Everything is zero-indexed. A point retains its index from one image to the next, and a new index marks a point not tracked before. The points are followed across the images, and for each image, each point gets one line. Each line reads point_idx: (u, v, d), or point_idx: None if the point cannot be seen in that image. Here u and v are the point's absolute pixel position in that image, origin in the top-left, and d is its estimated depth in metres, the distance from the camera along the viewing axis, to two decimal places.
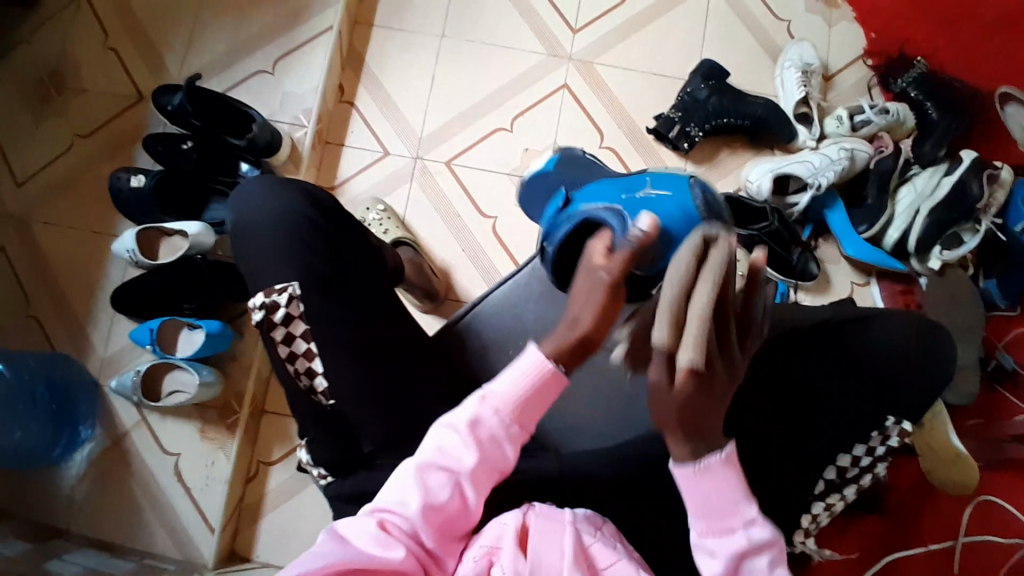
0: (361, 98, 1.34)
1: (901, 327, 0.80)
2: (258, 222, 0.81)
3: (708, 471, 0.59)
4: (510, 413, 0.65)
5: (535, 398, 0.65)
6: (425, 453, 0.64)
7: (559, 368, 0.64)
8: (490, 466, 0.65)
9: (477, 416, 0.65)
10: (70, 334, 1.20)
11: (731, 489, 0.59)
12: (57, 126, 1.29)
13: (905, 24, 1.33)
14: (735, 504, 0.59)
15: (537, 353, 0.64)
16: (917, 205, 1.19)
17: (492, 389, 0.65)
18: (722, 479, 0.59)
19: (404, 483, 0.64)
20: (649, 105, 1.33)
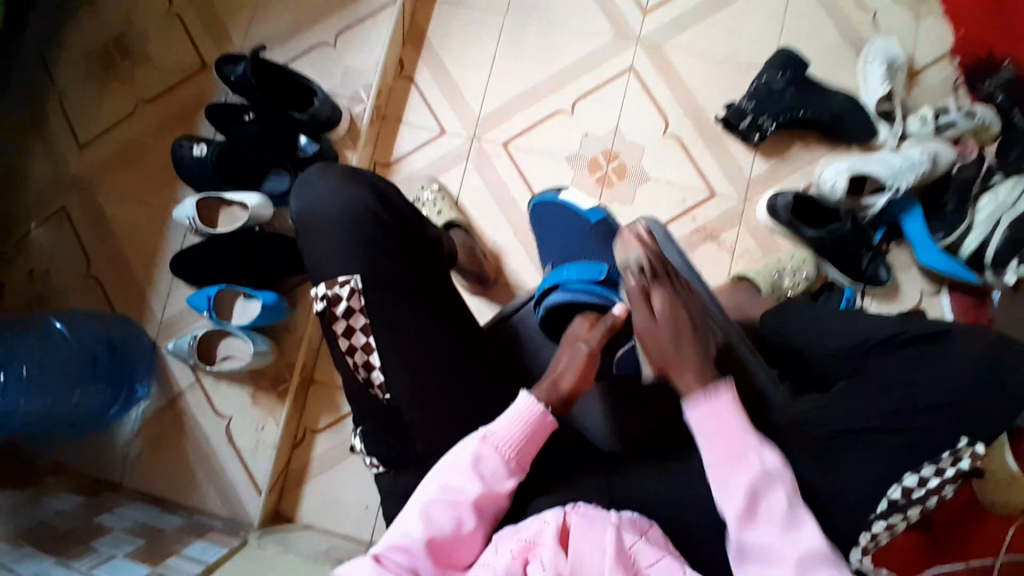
0: (421, 75, 1.32)
1: (990, 352, 0.74)
2: (322, 206, 0.81)
3: (709, 411, 0.67)
4: (509, 452, 0.68)
5: (531, 436, 0.69)
6: (432, 486, 0.67)
7: (548, 409, 0.70)
8: (491, 500, 0.67)
9: (479, 454, 0.67)
10: (131, 296, 1.24)
11: (739, 419, 0.67)
12: (124, 92, 1.31)
13: (1003, 18, 1.22)
14: (739, 447, 0.66)
15: (529, 398, 0.70)
16: (998, 215, 1.10)
17: (494, 429, 0.68)
18: (727, 408, 0.67)
19: (409, 517, 0.65)
20: (719, 94, 1.26)
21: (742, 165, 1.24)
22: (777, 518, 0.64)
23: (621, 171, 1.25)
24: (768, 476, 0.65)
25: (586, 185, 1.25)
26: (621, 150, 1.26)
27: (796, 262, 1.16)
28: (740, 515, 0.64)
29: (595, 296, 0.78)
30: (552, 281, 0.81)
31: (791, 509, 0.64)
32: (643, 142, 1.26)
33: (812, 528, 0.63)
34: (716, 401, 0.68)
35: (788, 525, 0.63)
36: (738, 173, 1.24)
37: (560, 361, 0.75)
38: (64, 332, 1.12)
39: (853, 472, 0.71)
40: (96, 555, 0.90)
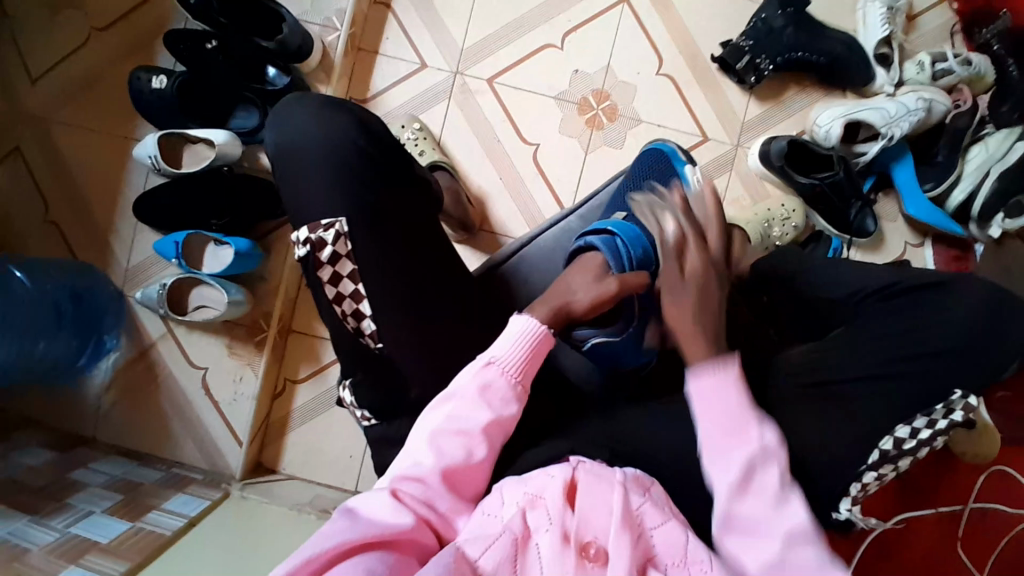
0: (398, 1, 1.21)
1: (976, 303, 0.75)
2: (306, 141, 0.75)
3: (714, 378, 0.66)
4: (515, 376, 0.68)
5: (534, 358, 0.69)
6: (435, 425, 0.65)
7: (549, 328, 0.70)
8: (498, 428, 0.66)
9: (486, 382, 0.66)
10: (92, 241, 1.16)
11: (740, 400, 0.65)
12: (65, 13, 1.17)
13: None
14: (744, 420, 0.64)
15: (524, 320, 0.69)
16: (987, 167, 1.11)
17: (498, 354, 0.68)
18: (729, 384, 0.65)
19: (417, 446, 0.64)
20: (716, 30, 1.20)
21: (736, 107, 1.20)
22: (772, 499, 0.61)
23: (612, 112, 1.19)
24: (768, 457, 0.63)
25: (574, 127, 1.19)
26: (611, 89, 1.20)
27: (786, 211, 1.14)
28: (733, 496, 0.61)
29: (616, 256, 0.75)
30: (615, 227, 0.77)
31: (783, 485, 0.62)
32: (634, 82, 1.20)
33: (771, 444, 0.64)
34: (722, 373, 0.66)
35: (779, 504, 0.61)
36: (732, 116, 1.20)
37: (573, 281, 0.74)
38: (24, 281, 1.05)
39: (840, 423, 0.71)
40: (73, 511, 0.87)
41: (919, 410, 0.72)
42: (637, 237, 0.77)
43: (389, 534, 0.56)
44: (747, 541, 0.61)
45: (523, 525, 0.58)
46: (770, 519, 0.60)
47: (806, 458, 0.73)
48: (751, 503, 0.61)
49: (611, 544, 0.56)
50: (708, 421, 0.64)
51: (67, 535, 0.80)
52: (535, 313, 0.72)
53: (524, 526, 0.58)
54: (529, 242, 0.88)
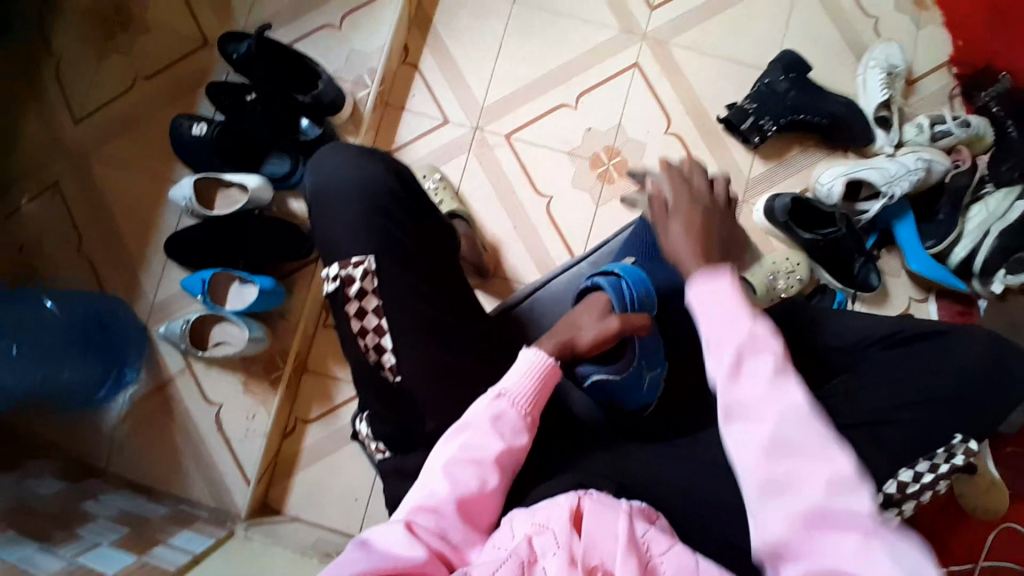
0: (425, 62, 1.30)
1: (977, 353, 0.77)
2: (339, 186, 0.80)
3: (702, 291, 0.60)
4: (525, 407, 0.70)
5: (544, 389, 0.72)
6: (449, 454, 0.67)
7: (553, 359, 0.73)
8: (510, 458, 0.68)
9: (497, 412, 0.69)
10: (122, 276, 1.21)
11: (734, 304, 0.58)
12: (118, 64, 1.27)
13: (993, 33, 1.26)
14: (737, 330, 0.57)
15: (529, 354, 0.73)
16: (988, 226, 1.15)
17: (508, 386, 0.71)
18: (725, 292, 0.59)
19: (432, 477, 0.65)
20: (722, 94, 1.27)
21: (740, 165, 1.26)
22: (785, 433, 0.53)
23: (623, 167, 1.25)
24: (761, 349, 0.56)
25: (587, 180, 1.25)
26: (622, 146, 1.26)
27: (791, 264, 1.18)
28: (731, 415, 0.55)
29: (620, 298, 0.78)
30: (621, 270, 0.81)
31: (780, 370, 0.55)
32: (644, 139, 1.27)
33: (771, 353, 0.56)
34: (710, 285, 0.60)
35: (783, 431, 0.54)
36: (737, 173, 1.26)
37: (579, 318, 0.78)
38: (54, 310, 1.11)
39: None
40: (81, 542, 0.87)
41: (922, 450, 0.74)
42: (642, 280, 0.80)
43: (402, 567, 0.56)
44: (775, 498, 0.52)
45: (530, 550, 0.58)
46: (791, 469, 0.52)
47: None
48: (753, 427, 0.54)
49: (619, 566, 0.56)
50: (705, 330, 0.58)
51: (75, 564, 0.80)
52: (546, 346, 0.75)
53: (530, 552, 0.58)
54: (542, 283, 0.92)
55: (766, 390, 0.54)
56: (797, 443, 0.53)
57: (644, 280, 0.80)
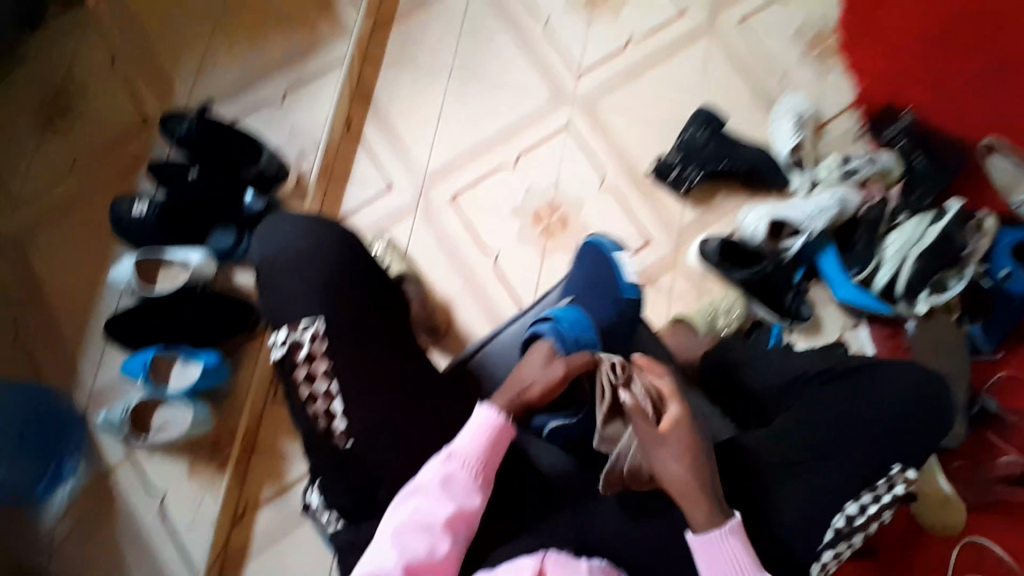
0: (368, 133, 1.35)
1: (902, 377, 0.80)
2: (280, 258, 0.81)
3: (721, 539, 0.68)
4: (476, 466, 0.71)
5: (496, 446, 0.72)
6: (400, 519, 0.68)
7: (507, 416, 0.74)
8: (461, 518, 0.69)
9: (448, 474, 0.70)
10: (61, 361, 1.17)
11: (745, 556, 0.68)
12: (57, 147, 1.27)
13: (893, 76, 1.39)
14: (750, 572, 0.67)
15: (482, 409, 0.73)
16: (905, 251, 1.24)
17: (459, 445, 0.71)
18: (734, 546, 0.68)
19: (383, 544, 0.67)
20: (650, 148, 1.36)
21: (673, 213, 1.33)
22: None
23: (564, 221, 1.31)
24: None
25: (530, 236, 1.30)
26: (562, 201, 1.33)
27: (728, 303, 1.25)
28: None
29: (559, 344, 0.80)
30: (556, 315, 0.83)
31: None
32: (582, 194, 1.33)
33: None
34: (727, 534, 0.68)
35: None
36: (670, 220, 1.33)
37: (525, 371, 0.79)
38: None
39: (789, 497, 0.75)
40: None
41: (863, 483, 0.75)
42: (579, 320, 0.82)
43: None
44: None
45: None
46: None
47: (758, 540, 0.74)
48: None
49: None
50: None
51: None
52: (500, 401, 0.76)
53: None
54: (490, 338, 0.93)
55: None
56: None
57: (580, 320, 0.82)
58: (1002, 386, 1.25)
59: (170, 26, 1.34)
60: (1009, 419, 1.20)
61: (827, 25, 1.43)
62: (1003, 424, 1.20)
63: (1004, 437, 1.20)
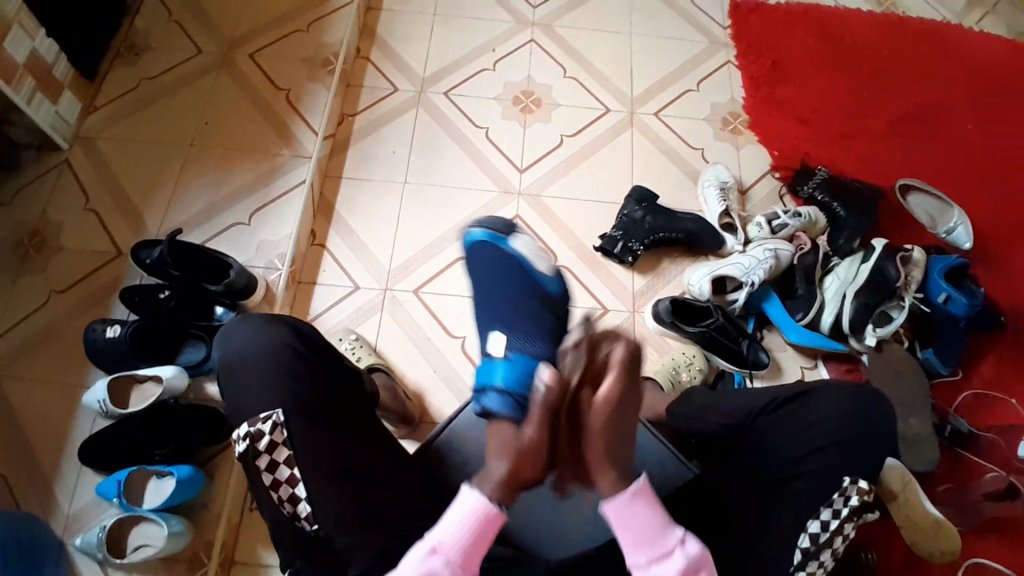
0: (333, 241, 1.45)
1: (840, 396, 0.88)
2: (244, 355, 0.85)
3: (630, 500, 0.68)
4: (460, 561, 0.66)
5: (480, 536, 0.67)
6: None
7: (497, 506, 0.68)
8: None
9: (431, 570, 0.65)
10: (30, 494, 1.14)
11: (656, 516, 0.69)
12: (34, 283, 1.33)
13: (802, 141, 1.58)
14: (663, 528, 0.68)
15: (470, 495, 0.68)
16: (843, 290, 1.33)
17: (440, 536, 0.67)
18: (641, 504, 0.68)
19: None
20: (594, 226, 1.48)
21: (624, 282, 1.42)
22: None
23: None
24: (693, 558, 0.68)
25: None
26: None
27: (688, 357, 1.30)
28: None
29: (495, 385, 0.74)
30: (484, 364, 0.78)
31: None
32: None
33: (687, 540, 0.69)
34: (635, 494, 0.68)
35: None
36: (623, 289, 1.42)
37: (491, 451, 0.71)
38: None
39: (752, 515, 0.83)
40: None
41: (819, 500, 0.81)
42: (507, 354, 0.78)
43: None
44: None
45: None
46: None
47: None
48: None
49: None
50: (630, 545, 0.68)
51: None
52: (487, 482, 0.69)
53: None
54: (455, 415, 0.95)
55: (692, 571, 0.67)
56: None
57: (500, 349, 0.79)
58: (967, 405, 1.33)
59: (138, 168, 1.46)
60: (983, 437, 1.26)
61: (733, 107, 1.64)
62: (979, 442, 1.26)
63: (982, 455, 1.25)
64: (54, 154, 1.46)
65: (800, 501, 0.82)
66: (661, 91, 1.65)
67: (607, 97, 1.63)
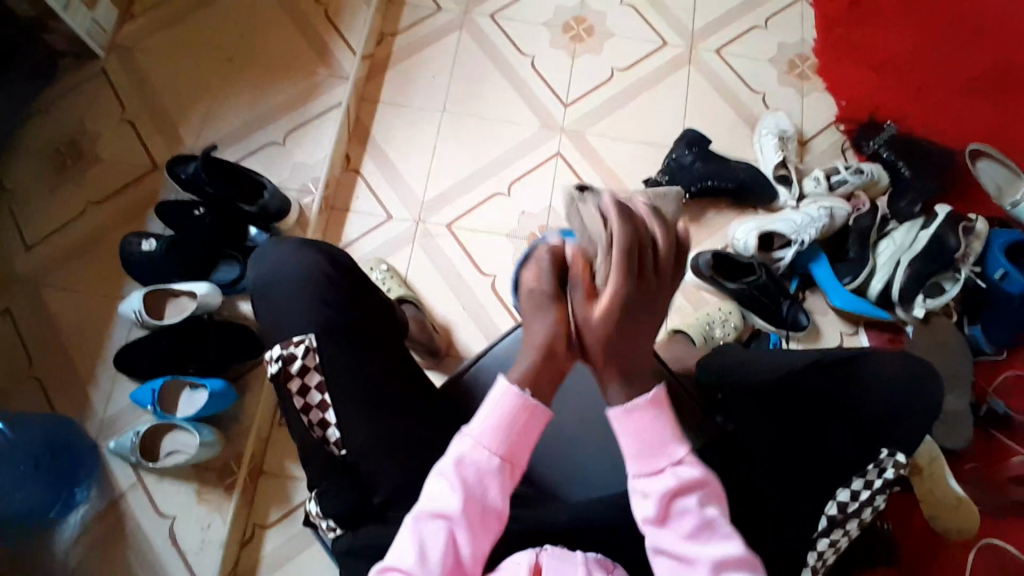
0: (367, 168, 1.41)
1: (889, 367, 0.85)
2: (278, 279, 0.84)
3: (630, 411, 0.68)
4: (492, 445, 0.68)
5: (514, 424, 0.69)
6: (418, 509, 0.67)
7: (528, 394, 0.69)
8: (478, 508, 0.67)
9: (462, 455, 0.68)
10: (71, 397, 1.19)
11: (657, 431, 0.68)
12: (71, 193, 1.33)
13: (872, 93, 1.45)
14: (667, 442, 0.68)
15: (506, 382, 0.69)
16: (897, 257, 1.25)
17: (472, 427, 0.69)
18: (644, 415, 0.68)
19: (402, 540, 0.66)
20: (638, 170, 1.41)
21: None
22: (711, 528, 0.66)
23: None
24: (687, 484, 0.67)
25: None
26: (556, 224, 1.37)
27: (724, 313, 1.26)
28: (658, 514, 0.66)
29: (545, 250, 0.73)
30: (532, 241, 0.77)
31: (707, 514, 0.66)
32: None
33: (687, 462, 0.68)
34: (639, 405, 0.68)
35: (699, 535, 0.65)
36: None
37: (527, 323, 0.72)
38: (5, 432, 1.04)
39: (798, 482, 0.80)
40: None
41: (854, 469, 0.81)
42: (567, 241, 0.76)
43: None
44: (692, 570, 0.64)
45: None
46: (708, 552, 0.64)
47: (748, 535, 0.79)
48: (673, 535, 0.65)
49: None
50: (628, 453, 0.68)
51: None
52: (520, 371, 0.70)
53: None
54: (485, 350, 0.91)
55: (684, 489, 0.66)
56: (712, 528, 0.66)
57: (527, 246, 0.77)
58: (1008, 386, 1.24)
59: (174, 81, 1.43)
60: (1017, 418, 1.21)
61: (802, 49, 1.50)
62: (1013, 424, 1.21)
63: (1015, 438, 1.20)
64: (90, 62, 1.43)
65: (829, 470, 0.80)
66: (723, 26, 1.52)
67: (665, 30, 1.51)
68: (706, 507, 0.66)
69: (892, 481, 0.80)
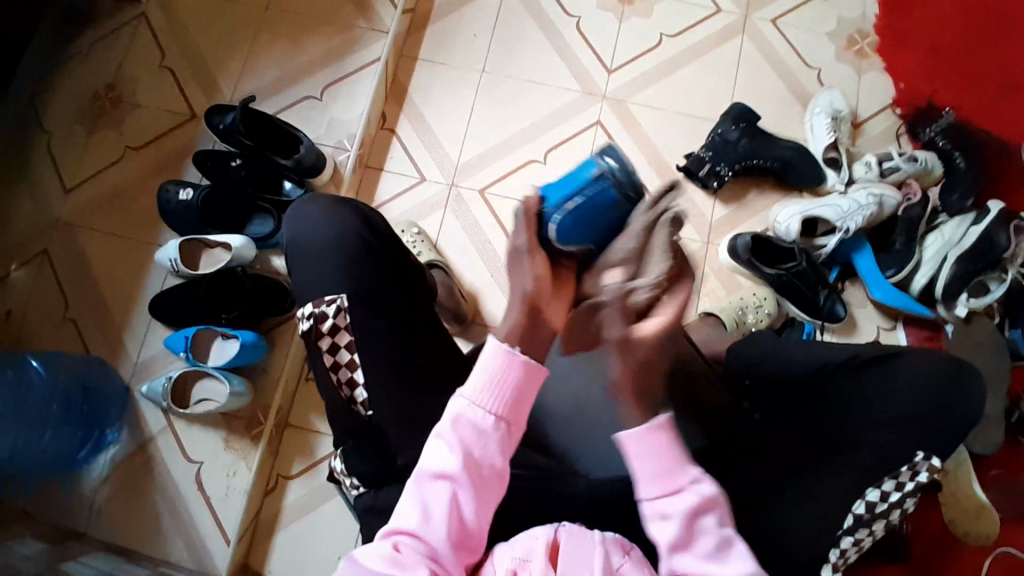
0: (402, 127, 1.39)
1: (927, 371, 0.82)
2: (312, 238, 0.84)
3: (651, 432, 0.68)
4: (487, 402, 0.68)
5: (507, 381, 0.68)
6: (419, 471, 0.68)
7: (517, 349, 0.69)
8: (477, 466, 0.67)
9: (460, 415, 0.68)
10: (106, 340, 1.23)
11: (671, 451, 0.68)
12: (108, 138, 1.34)
13: (936, 76, 1.37)
14: (683, 463, 0.68)
15: (496, 341, 0.69)
16: (945, 252, 1.20)
17: (467, 387, 0.69)
18: (663, 435, 0.68)
19: (408, 502, 0.67)
20: (679, 145, 1.36)
21: (703, 210, 1.33)
22: (728, 546, 0.67)
23: None
24: (708, 503, 0.67)
25: None
26: None
27: (759, 298, 1.23)
28: (679, 532, 0.66)
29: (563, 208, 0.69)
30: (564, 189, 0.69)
31: (725, 535, 0.67)
32: None
33: (705, 482, 0.68)
34: (658, 427, 0.69)
35: (720, 553, 0.66)
36: (700, 217, 1.32)
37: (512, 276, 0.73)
38: (39, 370, 1.13)
39: (820, 478, 0.80)
40: None
41: (886, 470, 0.78)
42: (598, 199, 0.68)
43: None
44: None
45: None
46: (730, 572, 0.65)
47: (765, 526, 0.79)
48: (696, 555, 0.66)
49: None
50: (644, 476, 0.68)
51: None
52: (508, 329, 0.71)
53: None
54: None
55: (703, 509, 0.67)
56: (728, 547, 0.67)
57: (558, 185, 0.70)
58: None
59: (211, 28, 1.41)
60: None
61: (865, 24, 1.41)
62: None
63: None
64: (130, 4, 1.42)
65: (858, 469, 0.79)
66: None
67: None
68: (722, 526, 0.68)
69: (923, 484, 0.78)
